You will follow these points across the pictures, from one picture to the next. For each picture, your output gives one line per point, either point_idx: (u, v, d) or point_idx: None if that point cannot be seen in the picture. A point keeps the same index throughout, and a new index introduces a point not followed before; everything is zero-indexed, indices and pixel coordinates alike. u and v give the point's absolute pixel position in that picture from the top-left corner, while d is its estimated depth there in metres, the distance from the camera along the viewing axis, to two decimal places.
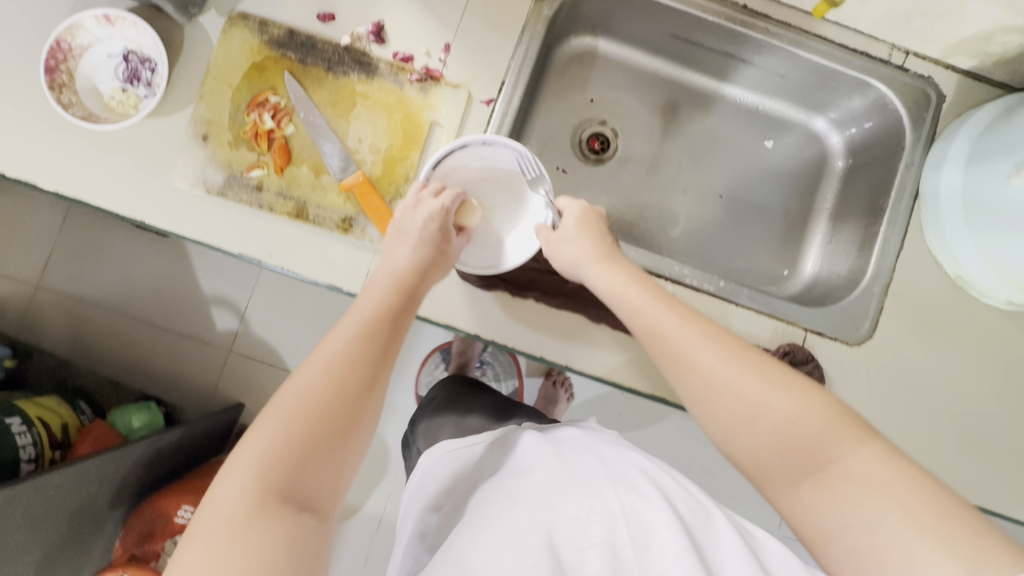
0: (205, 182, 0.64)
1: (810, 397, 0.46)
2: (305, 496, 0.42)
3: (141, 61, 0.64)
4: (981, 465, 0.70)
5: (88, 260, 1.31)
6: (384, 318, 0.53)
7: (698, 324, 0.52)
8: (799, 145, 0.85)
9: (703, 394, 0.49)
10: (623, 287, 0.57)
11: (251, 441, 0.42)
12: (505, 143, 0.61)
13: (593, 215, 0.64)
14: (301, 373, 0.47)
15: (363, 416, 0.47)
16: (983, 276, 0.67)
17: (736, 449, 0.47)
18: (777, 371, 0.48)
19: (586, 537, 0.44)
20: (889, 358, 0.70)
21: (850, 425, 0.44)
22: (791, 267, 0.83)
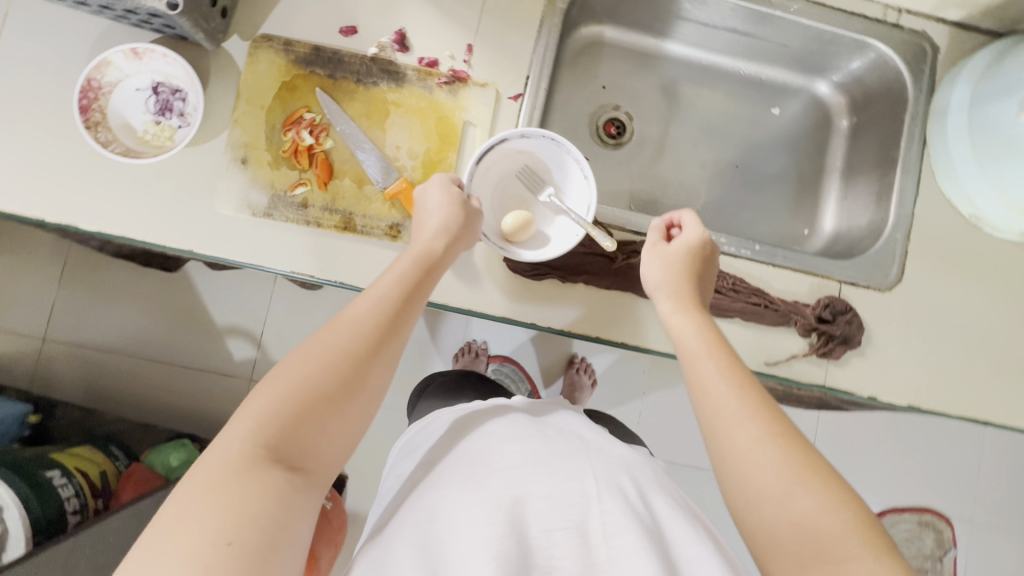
0: (250, 205, 0.65)
1: (843, 499, 0.41)
2: (298, 455, 0.40)
3: (171, 92, 0.65)
4: (1015, 389, 0.74)
5: (96, 305, 1.28)
6: (402, 290, 0.52)
7: (749, 393, 0.48)
8: (802, 110, 0.89)
9: (733, 458, 0.45)
10: (689, 334, 0.55)
11: (266, 392, 0.42)
12: (543, 134, 0.66)
13: (698, 251, 0.63)
14: (319, 334, 0.46)
15: (369, 381, 0.45)
16: (996, 211, 0.72)
17: (754, 515, 0.43)
18: (818, 464, 0.43)
19: (560, 518, 0.43)
20: (919, 300, 0.74)
21: (874, 536, 0.40)
22: (810, 226, 0.87)
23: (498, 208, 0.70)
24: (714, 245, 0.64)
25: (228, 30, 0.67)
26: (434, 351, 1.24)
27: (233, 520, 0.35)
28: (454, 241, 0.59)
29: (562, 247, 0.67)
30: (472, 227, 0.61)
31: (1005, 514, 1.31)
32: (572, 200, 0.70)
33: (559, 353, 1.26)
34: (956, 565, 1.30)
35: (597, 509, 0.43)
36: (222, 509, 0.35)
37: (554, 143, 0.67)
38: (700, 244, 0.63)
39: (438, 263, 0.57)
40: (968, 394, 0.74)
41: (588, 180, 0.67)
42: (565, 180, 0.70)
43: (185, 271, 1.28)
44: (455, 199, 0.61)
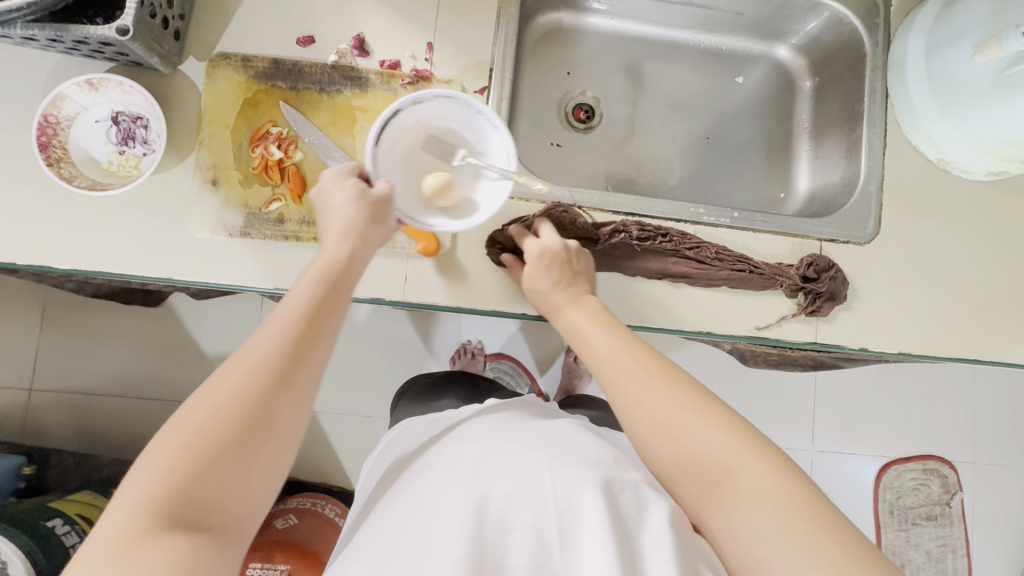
0: (226, 226, 0.65)
1: (723, 419, 0.45)
2: (207, 511, 0.39)
3: (133, 120, 0.64)
4: (1000, 325, 0.76)
5: (81, 349, 1.26)
6: (306, 313, 0.49)
7: (633, 354, 0.53)
8: (764, 76, 0.90)
9: (621, 417, 0.50)
10: (580, 323, 0.59)
11: (155, 455, 0.40)
12: (436, 93, 0.62)
13: (551, 257, 0.63)
14: (217, 379, 0.44)
15: (274, 418, 0.44)
16: (963, 153, 0.73)
17: (652, 461, 0.47)
18: (693, 393, 0.48)
19: (516, 517, 0.42)
20: (899, 248, 0.76)
21: (750, 441, 0.44)
22: (786, 189, 0.88)
23: (410, 182, 0.65)
24: (573, 247, 0.66)
25: (183, 52, 0.66)
26: (430, 356, 1.23)
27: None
28: (367, 244, 0.57)
29: (493, 204, 0.63)
30: (382, 221, 0.58)
31: (1004, 450, 1.34)
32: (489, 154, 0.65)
33: (554, 344, 1.26)
34: (964, 506, 1.33)
35: (554, 508, 0.43)
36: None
37: (450, 100, 0.63)
38: (537, 256, 0.63)
39: (346, 273, 0.54)
40: (955, 335, 0.75)
41: (499, 129, 0.64)
42: (477, 138, 0.65)
43: (168, 305, 1.26)
44: (361, 194, 0.57)
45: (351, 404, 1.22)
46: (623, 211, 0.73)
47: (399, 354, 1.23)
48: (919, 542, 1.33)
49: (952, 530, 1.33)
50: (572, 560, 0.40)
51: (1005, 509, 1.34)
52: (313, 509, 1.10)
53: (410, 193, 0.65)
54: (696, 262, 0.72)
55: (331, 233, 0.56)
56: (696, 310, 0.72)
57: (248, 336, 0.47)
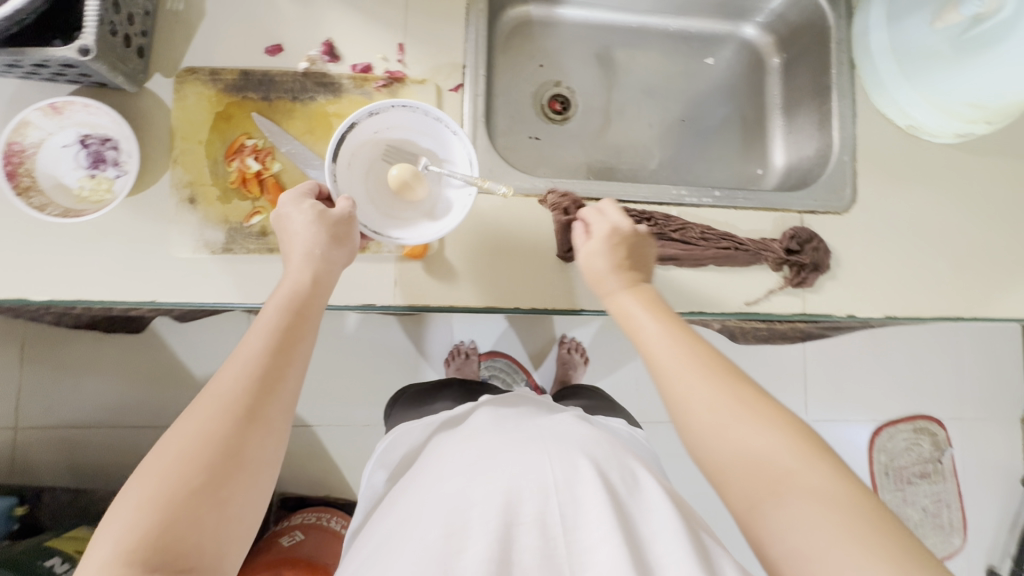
0: (208, 244, 0.63)
1: (779, 417, 0.41)
2: (180, 560, 0.36)
3: (101, 142, 0.63)
4: (978, 282, 0.78)
5: (66, 382, 1.23)
6: (273, 334, 0.47)
7: (692, 341, 0.47)
8: (733, 56, 0.91)
9: (675, 407, 0.44)
10: (627, 308, 0.53)
11: (121, 508, 0.36)
12: (391, 103, 0.63)
13: (621, 240, 0.58)
14: (184, 417, 0.41)
15: (247, 451, 0.40)
16: (930, 118, 0.75)
17: (706, 455, 0.42)
18: (752, 389, 0.43)
19: (521, 519, 0.43)
20: (875, 214, 0.77)
21: (809, 443, 0.39)
22: (763, 165, 0.89)
23: (374, 190, 0.66)
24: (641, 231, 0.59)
25: (148, 69, 0.64)
26: (425, 360, 1.23)
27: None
28: (328, 264, 0.55)
29: (458, 212, 0.65)
30: (344, 240, 0.58)
31: (988, 404, 1.39)
32: (450, 160, 0.67)
33: (547, 337, 1.27)
34: (955, 462, 1.38)
35: (557, 505, 0.44)
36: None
37: (406, 109, 0.64)
38: (605, 239, 0.58)
39: (310, 295, 0.52)
40: (936, 296, 0.78)
41: (458, 135, 0.65)
42: (437, 144, 0.67)
43: (153, 330, 1.24)
44: (317, 214, 0.56)
45: (349, 414, 1.21)
46: (606, 198, 0.74)
47: (393, 360, 1.22)
48: (914, 499, 1.37)
49: (945, 486, 1.38)
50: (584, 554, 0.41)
51: (993, 461, 1.38)
52: (320, 524, 1.09)
53: (377, 202, 0.66)
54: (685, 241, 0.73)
55: (291, 254, 0.55)
56: (685, 291, 0.73)
57: (216, 369, 0.44)
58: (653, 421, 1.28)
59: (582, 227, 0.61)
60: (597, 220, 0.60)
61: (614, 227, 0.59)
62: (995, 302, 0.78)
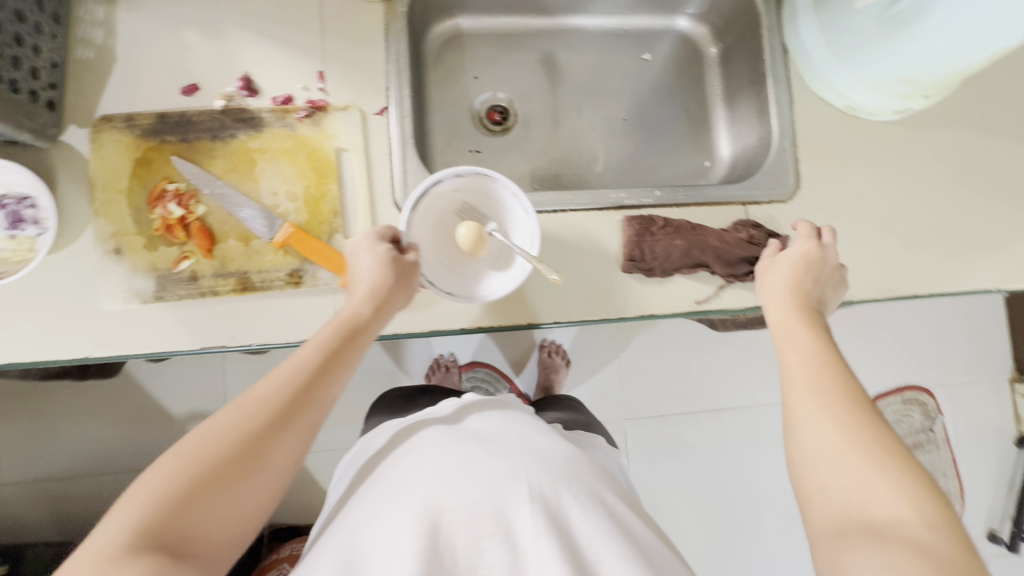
0: (137, 293, 0.62)
1: (913, 474, 0.42)
2: (183, 541, 0.40)
3: (18, 201, 0.61)
4: (932, 256, 0.77)
5: (42, 435, 1.22)
6: (321, 363, 0.51)
7: (838, 370, 0.51)
8: (670, 49, 0.90)
9: (793, 425, 0.49)
10: (785, 326, 0.58)
11: (157, 474, 0.42)
12: (480, 171, 0.64)
13: (812, 261, 0.64)
14: (226, 413, 0.46)
15: (269, 458, 0.45)
16: (866, 97, 0.74)
17: (810, 471, 0.46)
18: (893, 442, 0.45)
19: (485, 526, 0.47)
20: (822, 198, 0.76)
21: (938, 507, 0.40)
22: (710, 157, 0.88)
23: (440, 240, 0.67)
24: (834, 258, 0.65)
25: (61, 121, 0.63)
26: (402, 378, 1.22)
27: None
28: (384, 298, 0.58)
29: (510, 281, 0.66)
30: (405, 284, 0.60)
31: (972, 369, 1.38)
32: (514, 232, 0.67)
33: (524, 343, 1.25)
34: (946, 430, 1.36)
35: (526, 512, 0.48)
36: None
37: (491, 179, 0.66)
38: (802, 255, 0.64)
39: (365, 327, 0.56)
40: (891, 275, 0.77)
41: (530, 214, 0.65)
42: (507, 215, 0.67)
43: (125, 373, 1.23)
44: (387, 258, 0.59)
45: (330, 440, 1.20)
46: (545, 209, 0.72)
47: (370, 382, 1.21)
48: None
49: (938, 455, 1.35)
50: (544, 561, 0.45)
51: (982, 426, 1.37)
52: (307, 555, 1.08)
53: (438, 250, 0.67)
54: (704, 255, 0.71)
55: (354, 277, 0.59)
56: (635, 296, 0.71)
57: (263, 375, 0.50)
58: (637, 418, 1.27)
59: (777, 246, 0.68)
60: (797, 241, 0.66)
61: (816, 248, 0.65)
62: (952, 276, 0.77)
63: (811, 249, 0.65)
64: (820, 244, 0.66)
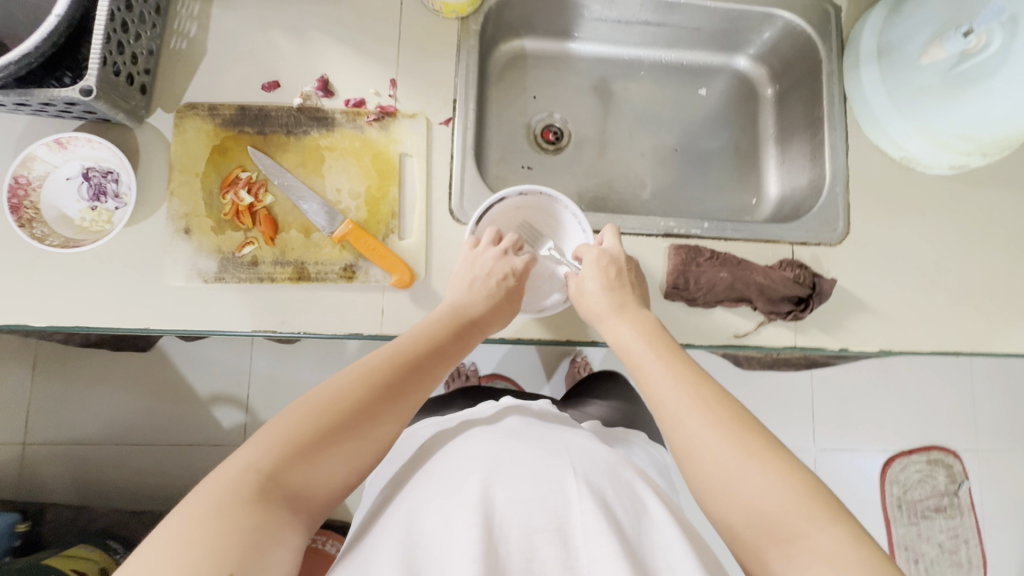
0: (200, 272, 0.65)
1: (786, 473, 0.45)
2: (293, 489, 0.43)
3: (103, 175, 0.65)
4: (977, 315, 0.76)
5: (76, 399, 1.26)
6: (426, 349, 0.56)
7: (696, 387, 0.52)
8: (726, 87, 0.92)
9: (680, 449, 0.50)
10: (629, 339, 0.59)
11: (276, 425, 0.46)
12: (543, 190, 0.66)
13: (609, 263, 0.64)
14: (343, 377, 0.51)
15: (377, 428, 0.49)
16: (924, 150, 0.74)
17: (712, 503, 0.47)
18: (763, 443, 0.47)
19: (536, 520, 0.46)
20: (868, 246, 0.76)
21: (821, 507, 0.43)
22: (757, 195, 0.89)
23: None
24: (621, 254, 0.65)
25: (149, 104, 0.67)
26: None
27: (225, 538, 0.37)
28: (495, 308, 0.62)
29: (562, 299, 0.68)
30: (514, 299, 0.64)
31: (1005, 437, 1.34)
32: (569, 249, 0.70)
33: (550, 359, 1.26)
34: (972, 495, 1.32)
35: (580, 508, 0.46)
36: (210, 531, 0.37)
37: (552, 198, 0.68)
38: (594, 267, 0.63)
39: (468, 324, 0.60)
40: (934, 330, 0.76)
41: (587, 234, 0.68)
42: (564, 233, 0.70)
43: (160, 348, 1.27)
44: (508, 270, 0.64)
45: None
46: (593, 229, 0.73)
47: None
48: (930, 535, 1.30)
49: (962, 521, 1.31)
50: (597, 559, 0.43)
51: (1011, 496, 1.33)
52: (314, 547, 1.08)
53: None
54: (748, 290, 0.71)
55: (463, 273, 0.63)
56: (674, 324, 0.72)
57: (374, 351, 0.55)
58: None
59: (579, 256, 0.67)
60: (583, 253, 0.66)
61: (616, 252, 0.65)
62: (996, 337, 0.76)
63: (602, 252, 0.65)
64: (602, 249, 0.65)
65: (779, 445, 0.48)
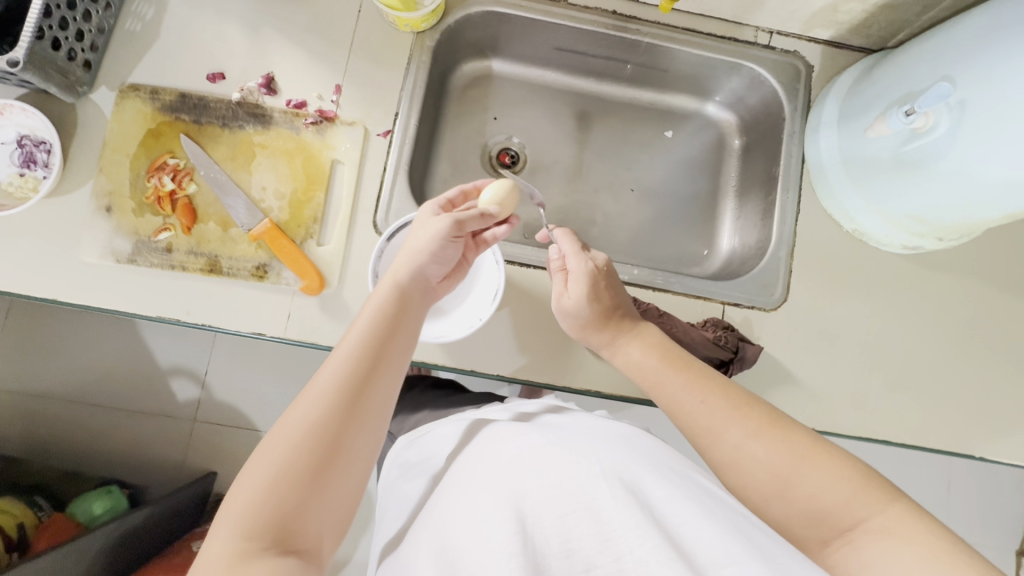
0: (114, 252, 0.65)
1: (837, 466, 0.48)
2: (292, 534, 0.43)
3: (36, 144, 0.66)
4: (915, 403, 0.73)
5: (23, 351, 1.23)
6: (373, 347, 0.52)
7: (723, 397, 0.55)
8: (695, 132, 0.89)
9: (724, 464, 0.52)
10: (643, 360, 0.62)
11: (246, 486, 0.44)
12: None
13: (601, 276, 0.64)
14: (296, 408, 0.47)
15: (347, 445, 0.47)
16: (876, 226, 0.71)
17: (767, 512, 0.50)
18: (805, 441, 0.50)
19: (569, 503, 0.47)
20: (806, 316, 0.73)
21: (877, 491, 0.46)
22: (709, 246, 0.86)
23: None
24: (605, 261, 0.66)
25: (94, 81, 0.68)
26: None
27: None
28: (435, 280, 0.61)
29: (461, 328, 0.65)
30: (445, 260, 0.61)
31: (975, 531, 1.26)
32: (483, 279, 0.69)
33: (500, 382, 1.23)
34: None
35: (604, 487, 0.47)
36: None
37: None
38: (586, 289, 0.63)
39: (410, 307, 0.56)
40: (867, 414, 0.72)
41: (499, 266, 0.67)
42: (478, 264, 0.69)
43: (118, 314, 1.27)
44: (441, 233, 0.59)
45: None
46: (517, 260, 0.72)
47: None
48: None
49: None
50: (630, 527, 0.43)
51: None
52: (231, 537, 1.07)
53: None
54: None
55: (399, 258, 0.59)
56: (586, 370, 0.70)
57: (317, 369, 0.50)
58: None
59: (562, 269, 0.67)
60: (574, 263, 0.65)
61: (592, 266, 0.64)
62: (932, 430, 0.72)
63: (592, 265, 0.64)
64: (590, 258, 0.66)
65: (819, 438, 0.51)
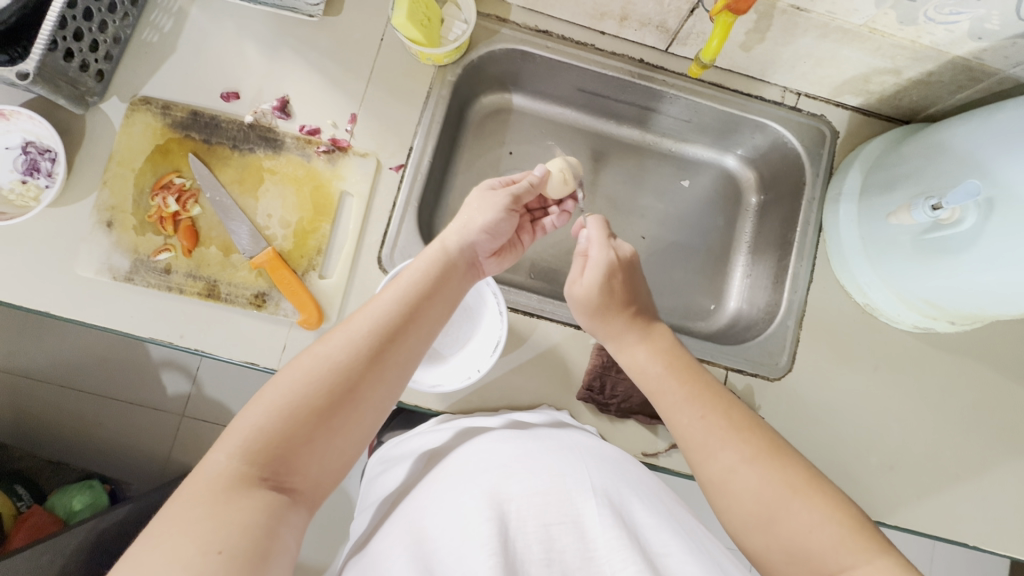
0: (111, 268, 0.64)
1: (833, 510, 0.46)
2: (286, 477, 0.41)
3: (40, 152, 0.65)
4: (919, 489, 0.70)
5: (8, 333, 1.19)
6: (408, 304, 0.51)
7: (725, 417, 0.53)
8: (712, 183, 0.88)
9: (715, 484, 0.51)
10: (645, 362, 0.60)
11: (258, 407, 0.43)
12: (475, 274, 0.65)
13: (618, 268, 0.64)
14: (328, 342, 0.47)
15: (367, 394, 0.46)
16: (888, 303, 0.70)
17: (748, 542, 0.49)
18: (800, 476, 0.48)
19: (556, 514, 0.46)
20: (810, 388, 0.72)
21: (866, 540, 0.45)
22: (717, 301, 0.84)
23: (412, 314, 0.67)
24: (629, 253, 0.66)
25: (105, 92, 0.67)
26: None
27: (228, 528, 0.36)
28: (482, 255, 0.62)
29: (458, 378, 0.64)
30: (498, 236, 0.61)
31: None
32: (485, 326, 0.68)
33: None
34: None
35: (592, 505, 0.47)
36: (206, 523, 0.35)
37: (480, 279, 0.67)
38: (601, 277, 0.63)
39: (451, 274, 0.56)
40: (865, 494, 0.70)
41: (501, 316, 0.66)
42: (482, 309, 0.68)
43: None
44: (500, 203, 0.61)
45: None
46: (520, 308, 0.71)
47: None
48: None
49: None
50: (613, 550, 0.43)
51: None
52: None
53: None
54: None
55: (450, 226, 0.60)
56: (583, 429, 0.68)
57: (354, 311, 0.51)
58: None
59: (584, 254, 0.66)
60: (595, 249, 0.65)
61: (613, 258, 0.64)
62: (934, 518, 0.70)
63: (612, 256, 0.64)
64: (613, 249, 0.65)
65: (818, 475, 0.49)
